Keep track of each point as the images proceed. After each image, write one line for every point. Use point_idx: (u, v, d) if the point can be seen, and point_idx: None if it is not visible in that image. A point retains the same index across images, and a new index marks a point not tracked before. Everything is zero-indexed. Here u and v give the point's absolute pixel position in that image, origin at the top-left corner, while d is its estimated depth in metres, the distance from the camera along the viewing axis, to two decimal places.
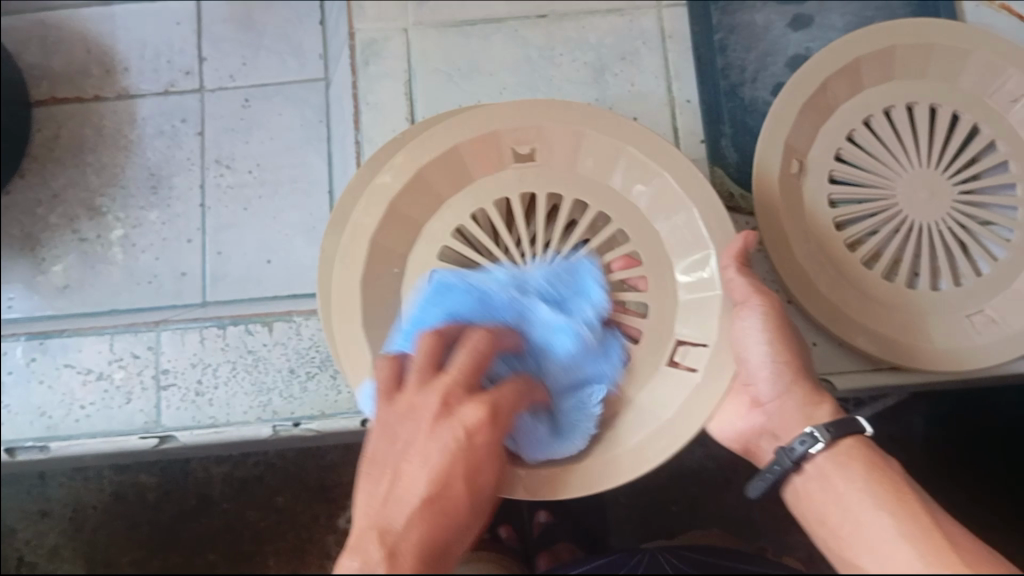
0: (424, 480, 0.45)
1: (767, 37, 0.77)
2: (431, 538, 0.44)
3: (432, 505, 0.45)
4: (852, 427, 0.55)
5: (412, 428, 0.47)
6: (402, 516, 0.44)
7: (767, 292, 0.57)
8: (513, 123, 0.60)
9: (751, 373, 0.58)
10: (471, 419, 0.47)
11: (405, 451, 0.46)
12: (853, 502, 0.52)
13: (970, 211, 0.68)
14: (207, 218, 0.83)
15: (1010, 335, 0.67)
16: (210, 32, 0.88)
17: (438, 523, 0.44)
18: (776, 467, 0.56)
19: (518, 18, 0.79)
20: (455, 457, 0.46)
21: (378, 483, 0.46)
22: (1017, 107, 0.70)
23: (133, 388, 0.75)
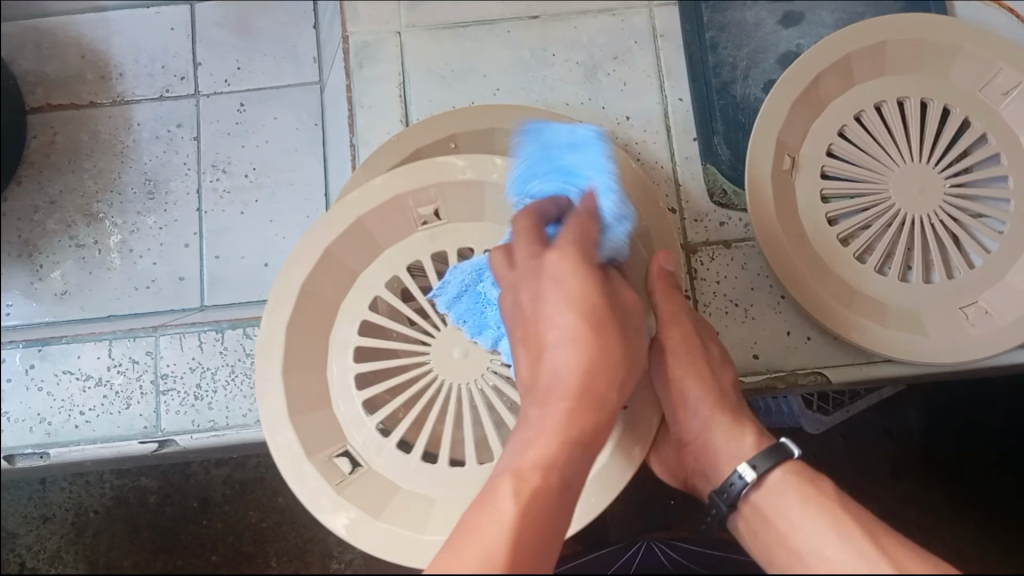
0: (557, 309, 0.47)
1: (757, 35, 0.78)
2: (588, 358, 0.46)
3: (602, 321, 0.47)
4: (781, 458, 0.57)
5: (531, 277, 0.49)
6: (556, 364, 0.47)
7: (682, 319, 0.62)
8: (415, 183, 0.61)
9: (674, 408, 0.62)
10: (564, 255, 0.49)
11: (532, 301, 0.49)
12: (794, 536, 0.52)
13: (961, 204, 0.69)
14: (204, 222, 0.83)
15: (1004, 327, 0.67)
16: (204, 37, 0.88)
17: (594, 353, 0.46)
18: (716, 510, 0.59)
19: (511, 19, 0.79)
20: (583, 292, 0.47)
21: (520, 332, 0.50)
22: (1008, 101, 0.71)
23: (133, 392, 0.75)
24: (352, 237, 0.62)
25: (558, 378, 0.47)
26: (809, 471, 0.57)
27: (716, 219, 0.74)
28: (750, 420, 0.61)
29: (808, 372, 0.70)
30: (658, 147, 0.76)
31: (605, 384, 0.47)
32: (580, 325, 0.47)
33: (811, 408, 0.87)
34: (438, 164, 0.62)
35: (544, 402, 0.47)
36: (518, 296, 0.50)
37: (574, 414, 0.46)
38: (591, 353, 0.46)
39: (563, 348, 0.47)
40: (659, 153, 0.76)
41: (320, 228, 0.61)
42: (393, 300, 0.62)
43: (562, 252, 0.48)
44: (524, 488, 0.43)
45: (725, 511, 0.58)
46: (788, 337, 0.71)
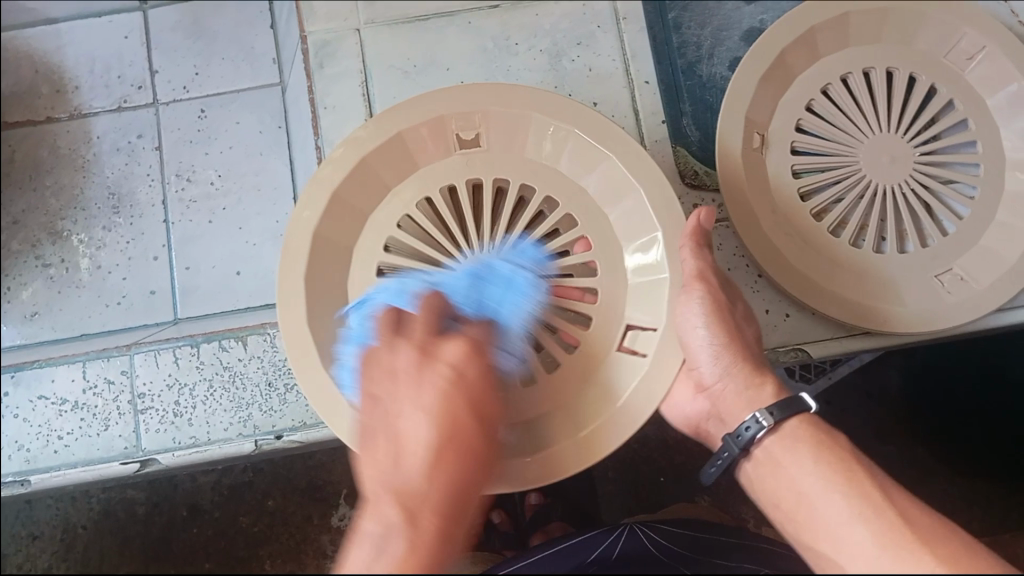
0: (426, 421, 0.46)
1: (720, 12, 0.78)
2: (453, 476, 0.45)
3: (467, 441, 0.47)
4: (798, 409, 0.57)
5: (398, 382, 0.49)
6: (415, 477, 0.45)
7: (709, 276, 0.61)
8: (460, 107, 0.64)
9: (694, 355, 0.61)
10: (450, 355, 0.49)
11: (397, 409, 0.48)
12: (804, 484, 0.53)
13: (930, 171, 0.69)
14: (172, 233, 0.81)
15: (980, 293, 0.68)
16: (159, 43, 0.86)
17: (457, 470, 0.46)
18: (727, 453, 0.59)
19: (471, 9, 0.78)
20: (455, 399, 0.48)
21: (376, 435, 0.48)
22: (973, 65, 0.71)
23: (110, 413, 0.74)
24: (389, 151, 0.63)
25: (422, 491, 0.44)
26: (823, 425, 0.57)
27: (691, 201, 0.73)
28: (770, 373, 0.61)
29: (788, 349, 0.70)
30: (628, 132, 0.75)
31: (464, 500, 0.46)
32: (448, 442, 0.46)
33: (793, 377, 0.87)
34: (492, 91, 0.64)
35: (409, 515, 0.43)
36: (380, 402, 0.49)
37: (436, 541, 0.43)
38: (453, 469, 0.45)
39: (423, 461, 0.45)
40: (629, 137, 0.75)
41: (361, 133, 0.63)
42: (426, 224, 0.63)
43: (460, 346, 0.50)
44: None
45: (737, 454, 0.58)
46: (767, 316, 0.71)
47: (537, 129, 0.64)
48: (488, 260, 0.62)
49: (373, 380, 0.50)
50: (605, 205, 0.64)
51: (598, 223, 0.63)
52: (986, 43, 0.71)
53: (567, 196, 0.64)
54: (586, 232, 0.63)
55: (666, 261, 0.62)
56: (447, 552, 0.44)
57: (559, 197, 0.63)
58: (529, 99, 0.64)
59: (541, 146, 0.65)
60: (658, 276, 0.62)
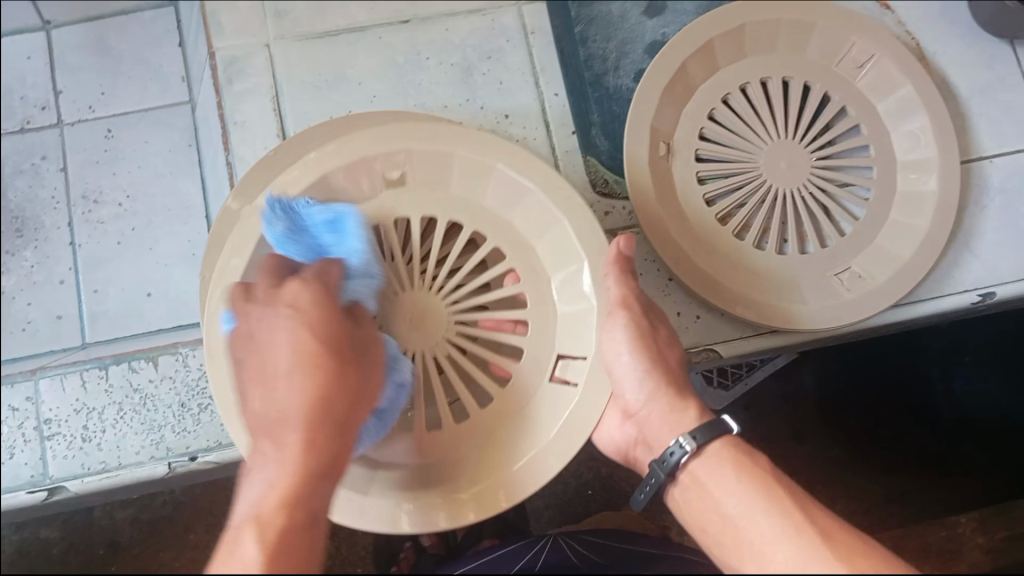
0: (281, 350, 0.46)
1: (624, 26, 0.80)
2: (319, 389, 0.45)
3: (327, 350, 0.47)
4: (720, 431, 0.56)
5: (250, 321, 0.48)
6: (283, 396, 0.45)
7: (635, 303, 0.60)
8: (381, 146, 0.59)
9: (620, 381, 0.61)
10: (296, 291, 0.49)
11: (253, 347, 0.48)
12: (729, 508, 0.52)
13: (828, 175, 0.72)
14: (78, 255, 0.80)
15: (877, 289, 0.71)
16: (63, 63, 0.86)
17: (325, 383, 0.45)
18: (654, 479, 0.57)
19: (381, 25, 0.79)
20: (306, 322, 0.47)
21: (248, 378, 0.47)
22: (863, 72, 0.75)
23: (14, 442, 0.71)
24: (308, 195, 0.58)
25: (289, 407, 0.45)
26: (745, 445, 0.56)
27: (602, 208, 0.75)
28: (694, 399, 0.61)
29: (700, 350, 0.72)
30: (539, 143, 0.76)
31: (341, 415, 0.46)
32: (303, 365, 0.46)
33: (712, 385, 0.89)
34: (424, 128, 0.59)
35: (277, 435, 0.44)
36: (245, 345, 0.48)
37: (322, 446, 0.44)
38: (321, 383, 0.45)
39: (289, 387, 0.45)
40: (539, 147, 0.76)
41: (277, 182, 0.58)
42: None
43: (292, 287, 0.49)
44: (267, 524, 0.40)
45: (664, 480, 0.57)
46: (679, 318, 0.72)
47: (462, 168, 0.61)
48: (420, 303, 0.60)
49: (237, 318, 0.49)
50: (533, 235, 0.62)
51: (529, 260, 0.62)
52: (875, 52, 0.74)
53: (496, 230, 0.62)
54: (516, 267, 0.62)
55: (593, 290, 0.61)
56: (339, 469, 0.45)
57: (489, 231, 0.62)
58: (457, 135, 0.60)
59: (468, 178, 0.61)
60: (587, 305, 0.61)
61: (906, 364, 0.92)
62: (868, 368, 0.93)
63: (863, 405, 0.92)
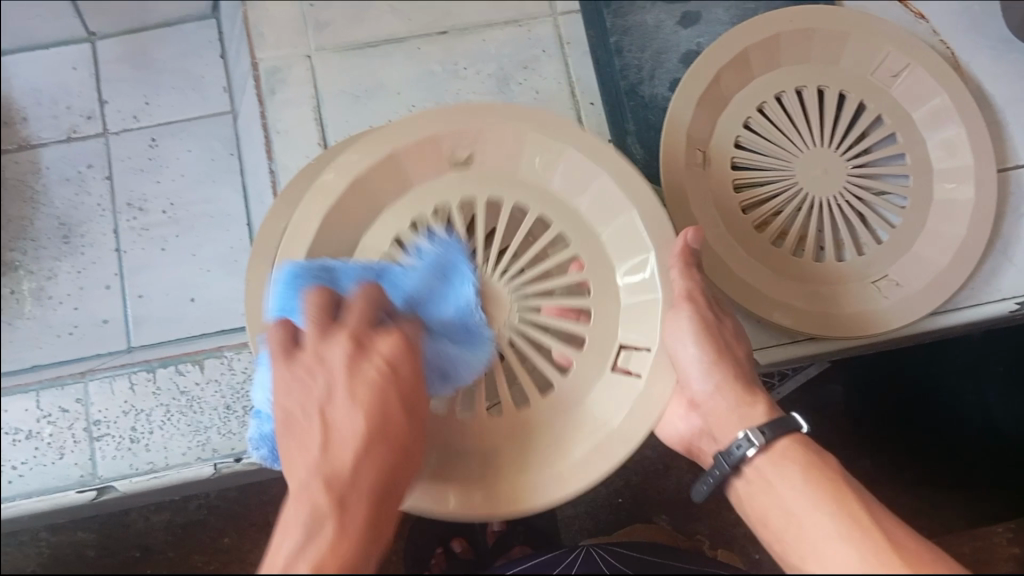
0: (358, 418, 0.47)
1: (658, 36, 0.81)
2: (379, 471, 0.46)
3: (390, 426, 0.47)
4: (788, 428, 0.57)
5: (319, 367, 0.48)
6: (346, 472, 0.45)
7: (699, 295, 0.61)
8: (422, 134, 0.61)
9: (686, 374, 0.61)
10: (383, 351, 0.49)
11: (318, 394, 0.47)
12: (794, 504, 0.52)
13: (864, 183, 0.73)
14: (124, 262, 0.82)
15: (914, 296, 0.71)
16: (106, 74, 0.88)
17: (383, 463, 0.46)
18: (717, 471, 0.58)
19: (419, 36, 0.80)
20: (390, 391, 0.48)
21: (310, 433, 0.47)
22: (898, 81, 0.75)
23: (65, 442, 0.72)
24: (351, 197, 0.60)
25: (351, 476, 0.45)
26: (813, 444, 0.57)
27: None
28: (761, 392, 0.62)
29: None
30: None
31: (390, 495, 0.47)
32: (376, 448, 0.46)
33: None
34: (453, 113, 0.61)
35: (336, 504, 0.44)
36: (306, 390, 0.48)
37: (372, 527, 0.45)
38: (379, 462, 0.46)
39: (360, 462, 0.46)
40: None
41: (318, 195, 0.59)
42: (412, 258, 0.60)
43: (347, 339, 0.48)
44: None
45: (727, 473, 0.58)
46: None
47: (506, 147, 0.62)
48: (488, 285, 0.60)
49: (297, 374, 0.48)
50: (592, 221, 0.63)
51: (589, 240, 0.62)
52: (909, 61, 0.75)
53: (559, 214, 0.62)
54: (580, 252, 0.62)
55: (658, 282, 0.61)
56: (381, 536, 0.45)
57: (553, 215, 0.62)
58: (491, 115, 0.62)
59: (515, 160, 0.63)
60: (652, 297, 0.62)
61: (936, 375, 0.91)
62: (889, 363, 0.92)
63: (895, 400, 0.92)
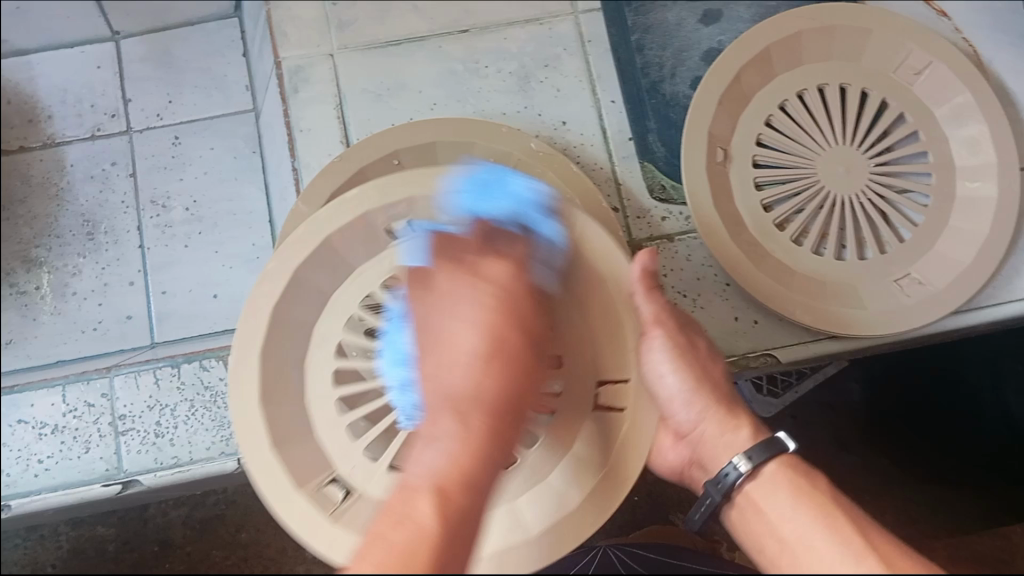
0: (470, 337, 0.48)
1: (680, 34, 0.81)
2: (500, 388, 0.46)
3: (524, 337, 0.49)
4: (776, 450, 0.56)
5: (443, 299, 0.50)
6: (462, 386, 0.46)
7: (666, 317, 0.59)
8: (358, 201, 0.54)
9: (670, 405, 0.61)
10: (491, 276, 0.51)
11: (435, 325, 0.50)
12: (785, 528, 0.52)
13: (886, 181, 0.73)
14: (147, 258, 0.83)
15: (934, 297, 0.70)
16: (130, 72, 0.89)
17: (505, 376, 0.47)
18: (710, 500, 0.58)
19: (440, 35, 0.80)
20: (502, 313, 0.49)
21: (427, 358, 0.49)
22: (921, 79, 0.75)
23: (90, 436, 0.73)
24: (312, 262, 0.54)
25: (468, 390, 0.46)
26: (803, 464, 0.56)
27: (659, 214, 0.76)
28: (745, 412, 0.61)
29: (758, 354, 0.72)
30: (596, 149, 0.77)
31: (512, 409, 0.46)
32: (486, 361, 0.47)
33: (761, 392, 0.91)
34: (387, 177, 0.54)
35: (455, 416, 0.45)
36: (427, 318, 0.50)
37: (492, 442, 0.45)
38: (499, 378, 0.46)
39: (474, 374, 0.46)
40: (597, 154, 0.77)
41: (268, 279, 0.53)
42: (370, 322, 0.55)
43: (465, 273, 0.51)
44: (448, 500, 0.41)
45: (719, 501, 0.58)
46: (737, 322, 0.73)
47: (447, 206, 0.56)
48: None
49: (417, 305, 0.51)
50: None
51: None
52: (932, 58, 0.74)
53: None
54: None
55: None
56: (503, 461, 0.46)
57: None
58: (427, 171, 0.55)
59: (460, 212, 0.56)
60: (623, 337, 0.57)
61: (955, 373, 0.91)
62: (903, 365, 0.92)
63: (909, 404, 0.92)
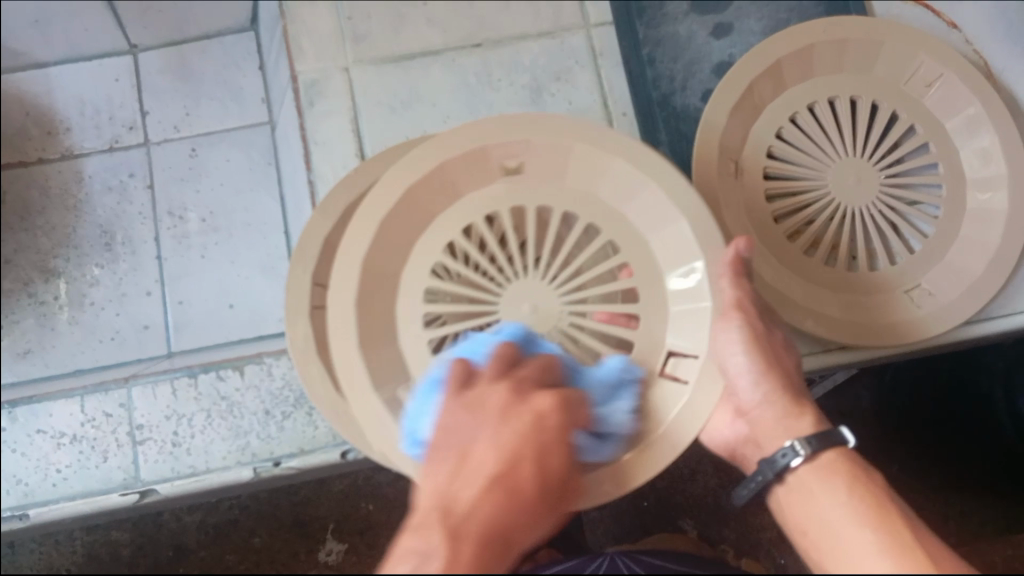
0: (493, 458, 0.46)
1: (691, 47, 0.82)
2: (502, 518, 0.44)
3: (543, 471, 0.47)
4: (833, 440, 0.56)
5: (480, 409, 0.49)
6: (466, 505, 0.44)
7: (747, 304, 0.59)
8: (498, 137, 0.60)
9: (735, 382, 0.59)
10: (541, 406, 0.49)
11: (462, 436, 0.48)
12: (834, 513, 0.53)
13: (896, 193, 0.73)
14: (164, 268, 0.84)
15: (946, 307, 0.71)
16: (149, 84, 0.90)
17: (515, 509, 0.45)
18: (760, 478, 0.58)
19: (454, 48, 0.81)
20: (532, 444, 0.47)
21: (442, 468, 0.47)
22: (931, 91, 0.76)
23: (108, 445, 0.74)
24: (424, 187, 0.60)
25: (471, 512, 0.44)
26: (859, 458, 0.57)
27: None
28: (810, 405, 0.60)
29: None
30: None
31: (505, 541, 0.44)
32: (498, 487, 0.45)
33: None
34: (526, 121, 0.60)
35: (450, 535, 0.42)
36: (454, 430, 0.48)
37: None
38: (502, 508, 0.44)
39: (484, 496, 0.44)
40: None
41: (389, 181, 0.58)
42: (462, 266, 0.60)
43: (507, 387, 0.50)
44: None
45: (771, 480, 0.57)
46: None
47: (574, 159, 0.61)
48: (533, 291, 0.59)
49: (453, 408, 0.49)
50: (646, 230, 0.61)
51: (643, 253, 0.61)
52: (943, 71, 0.75)
53: (610, 223, 0.61)
54: (629, 258, 0.61)
55: (709, 288, 0.60)
56: None
57: (602, 224, 0.61)
58: (564, 126, 0.60)
59: (584, 167, 0.61)
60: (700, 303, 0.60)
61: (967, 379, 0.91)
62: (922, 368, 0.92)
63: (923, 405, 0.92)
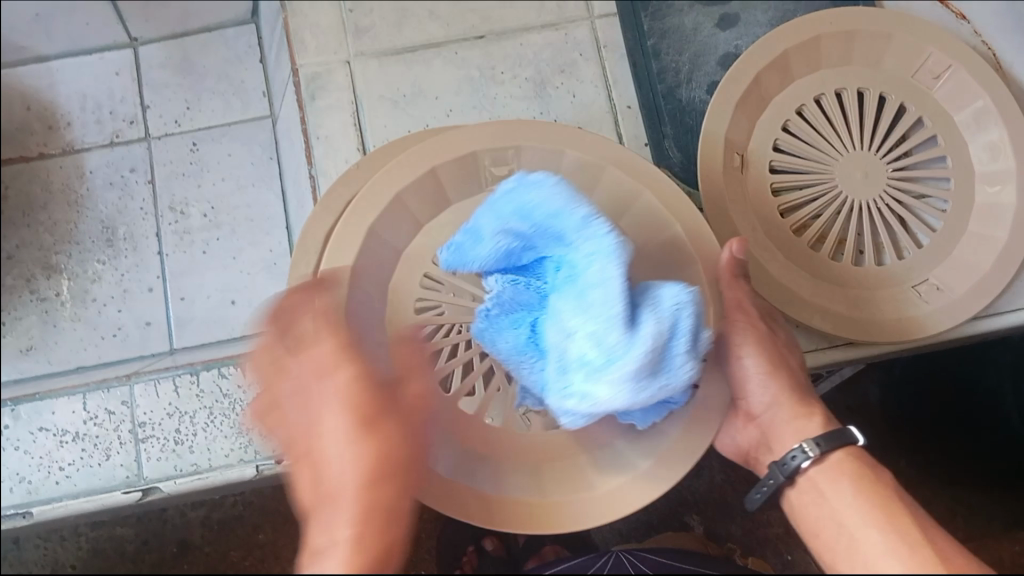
0: (331, 410, 0.45)
1: (697, 38, 0.81)
2: (366, 451, 0.44)
3: (393, 403, 0.47)
4: (843, 440, 0.57)
5: (301, 378, 0.48)
6: (330, 465, 0.44)
7: (748, 305, 0.61)
8: (490, 144, 0.58)
9: (742, 386, 0.61)
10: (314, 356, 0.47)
11: (297, 410, 0.47)
12: (844, 517, 0.53)
13: (903, 186, 0.72)
14: (166, 265, 0.84)
15: (957, 302, 0.70)
16: (148, 78, 0.89)
17: (373, 441, 0.44)
18: (771, 481, 0.58)
19: (457, 41, 0.81)
20: (344, 379, 0.46)
21: (307, 463, 0.46)
22: (939, 84, 0.75)
23: (111, 443, 0.74)
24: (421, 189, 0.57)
25: (335, 468, 0.44)
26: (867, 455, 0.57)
27: None
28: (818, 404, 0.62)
29: None
30: None
31: (387, 468, 0.44)
32: (354, 421, 0.44)
33: None
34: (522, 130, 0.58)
35: (331, 500, 0.43)
36: (297, 410, 0.47)
37: (366, 504, 0.42)
38: (367, 442, 0.44)
39: (344, 449, 0.44)
40: None
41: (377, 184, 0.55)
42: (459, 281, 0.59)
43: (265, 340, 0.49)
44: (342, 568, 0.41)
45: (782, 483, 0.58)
46: None
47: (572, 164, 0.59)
48: None
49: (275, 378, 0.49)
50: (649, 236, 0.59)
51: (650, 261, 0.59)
52: (953, 62, 0.73)
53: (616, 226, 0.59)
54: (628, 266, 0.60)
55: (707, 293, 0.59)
56: (392, 519, 0.43)
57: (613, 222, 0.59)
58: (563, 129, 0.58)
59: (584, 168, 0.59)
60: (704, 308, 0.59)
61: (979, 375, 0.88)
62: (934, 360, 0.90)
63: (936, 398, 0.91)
